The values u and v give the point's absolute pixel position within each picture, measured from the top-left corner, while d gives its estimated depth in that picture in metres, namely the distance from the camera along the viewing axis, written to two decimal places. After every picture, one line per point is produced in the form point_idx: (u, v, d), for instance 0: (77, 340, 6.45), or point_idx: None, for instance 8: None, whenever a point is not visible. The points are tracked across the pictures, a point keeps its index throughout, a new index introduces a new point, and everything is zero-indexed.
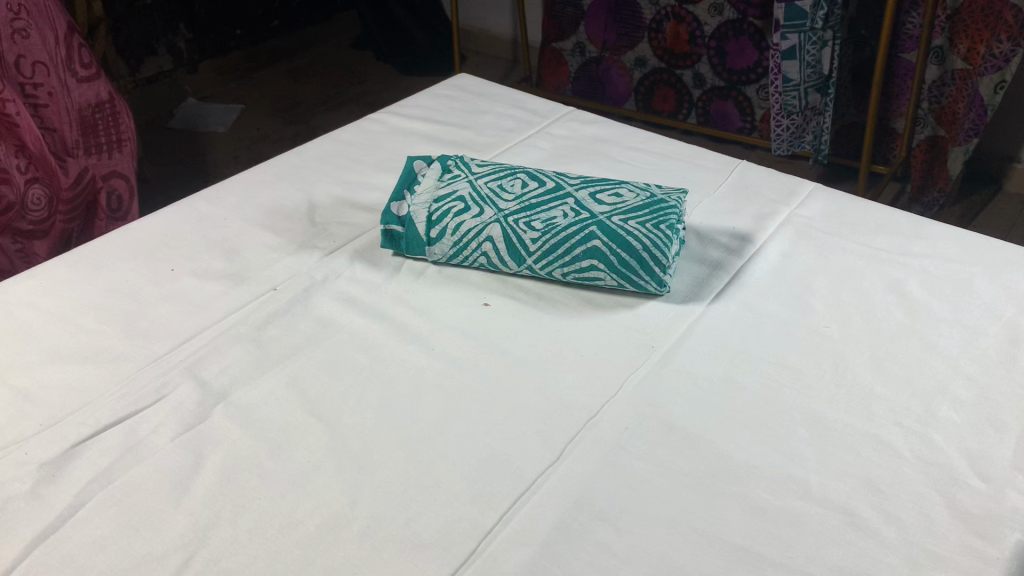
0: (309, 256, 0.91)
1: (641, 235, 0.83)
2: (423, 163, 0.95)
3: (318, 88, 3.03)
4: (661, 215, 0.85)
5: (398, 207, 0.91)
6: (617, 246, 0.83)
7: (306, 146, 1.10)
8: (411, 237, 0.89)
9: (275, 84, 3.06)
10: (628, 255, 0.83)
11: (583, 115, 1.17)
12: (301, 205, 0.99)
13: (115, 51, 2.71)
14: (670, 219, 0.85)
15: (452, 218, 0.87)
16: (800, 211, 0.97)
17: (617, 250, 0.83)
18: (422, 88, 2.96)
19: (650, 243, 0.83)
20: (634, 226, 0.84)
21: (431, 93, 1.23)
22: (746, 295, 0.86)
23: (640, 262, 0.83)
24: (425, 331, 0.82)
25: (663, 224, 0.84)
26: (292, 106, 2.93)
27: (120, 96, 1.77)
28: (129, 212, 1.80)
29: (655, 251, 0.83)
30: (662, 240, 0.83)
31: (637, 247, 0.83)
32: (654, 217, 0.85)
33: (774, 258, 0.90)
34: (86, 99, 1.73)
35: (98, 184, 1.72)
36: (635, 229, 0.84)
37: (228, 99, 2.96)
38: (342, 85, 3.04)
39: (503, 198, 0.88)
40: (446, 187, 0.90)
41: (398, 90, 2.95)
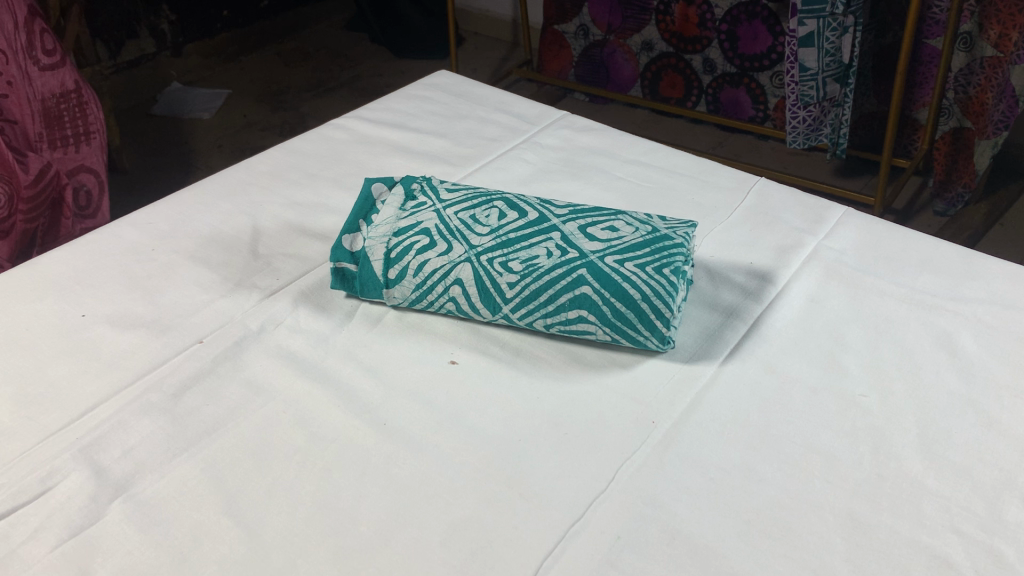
0: (246, 298, 0.77)
1: (640, 281, 0.69)
2: (384, 184, 0.81)
3: (307, 72, 2.88)
4: (666, 255, 0.71)
5: (350, 240, 0.76)
6: (611, 294, 0.69)
7: (257, 158, 0.96)
8: (365, 277, 0.75)
9: (262, 68, 2.91)
10: (624, 306, 0.69)
11: (577, 121, 1.03)
12: (243, 233, 0.85)
13: (91, 34, 2.56)
14: (676, 260, 0.70)
15: (414, 257, 0.73)
16: (828, 242, 0.83)
17: (611, 299, 0.69)
18: (417, 72, 2.80)
19: (651, 291, 0.68)
20: (631, 269, 0.69)
21: (404, 94, 1.09)
22: (765, 353, 0.71)
23: (638, 314, 0.69)
24: (375, 400, 0.67)
25: (667, 266, 0.70)
26: (279, 91, 2.77)
27: (86, 85, 1.63)
28: (100, 211, 1.65)
29: (657, 300, 0.68)
30: (666, 287, 0.69)
31: (636, 295, 0.68)
32: (656, 257, 0.70)
33: (798, 304, 0.76)
34: (50, 89, 1.58)
35: (62, 181, 1.57)
36: (633, 274, 0.69)
37: (212, 85, 2.81)
38: (332, 69, 2.88)
39: (475, 231, 0.74)
40: (409, 218, 0.76)
41: (392, 75, 2.80)
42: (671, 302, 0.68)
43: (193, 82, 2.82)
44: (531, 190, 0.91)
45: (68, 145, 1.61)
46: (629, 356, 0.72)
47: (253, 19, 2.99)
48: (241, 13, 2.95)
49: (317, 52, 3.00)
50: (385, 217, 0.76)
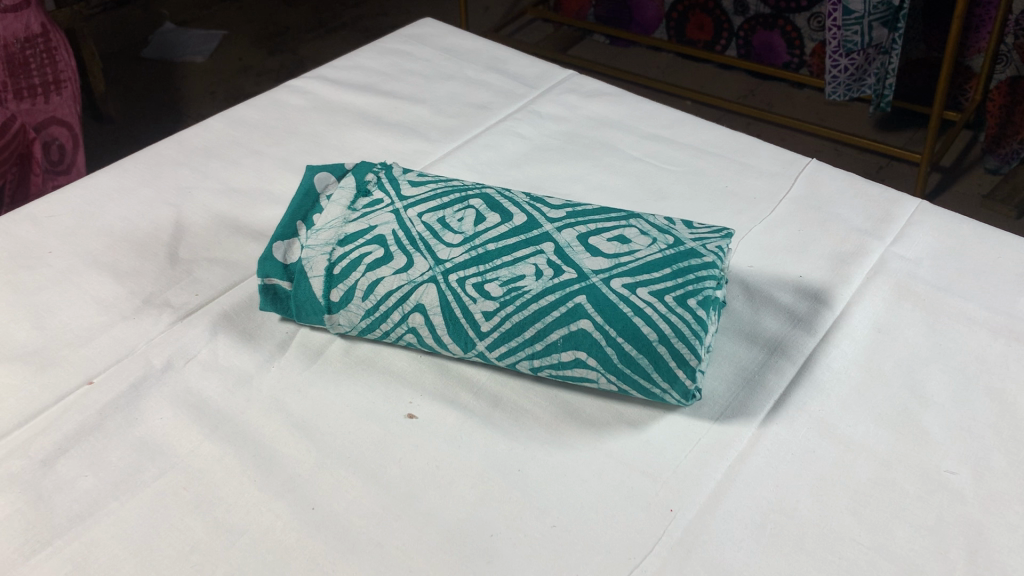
0: (154, 323, 0.60)
1: (658, 315, 0.52)
2: (331, 174, 0.64)
3: (308, 10, 2.66)
4: (692, 279, 0.54)
5: (284, 249, 0.59)
6: (619, 333, 0.52)
7: (193, 131, 0.78)
8: (303, 297, 0.58)
9: (260, 6, 2.69)
10: (636, 349, 0.52)
11: (585, 84, 0.84)
12: (164, 230, 0.68)
13: None
14: (705, 287, 0.53)
15: (362, 274, 0.56)
16: (897, 248, 0.65)
17: (619, 341, 0.52)
18: (425, 11, 2.59)
19: (673, 331, 0.51)
20: (648, 299, 0.52)
21: (378, 48, 0.90)
22: (819, 408, 0.54)
23: (654, 360, 0.52)
24: (305, 471, 0.51)
25: (694, 295, 0.53)
26: (278, 32, 2.57)
27: (54, 25, 1.31)
28: (74, 165, 1.32)
29: (680, 343, 0.51)
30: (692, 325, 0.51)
31: (651, 336, 0.52)
32: (679, 283, 0.53)
33: (861, 337, 0.59)
34: (13, 33, 1.26)
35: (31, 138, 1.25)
36: (647, 304, 0.52)
37: (206, 26, 2.60)
38: (335, 8, 2.67)
39: (444, 241, 0.57)
40: (360, 222, 0.59)
41: (398, 15, 2.59)
42: (698, 345, 0.52)
43: (187, 21, 2.62)
44: (526, 174, 0.74)
45: (31, 96, 1.28)
46: (640, 409, 0.55)
47: None
48: None
49: None
50: (329, 220, 0.59)
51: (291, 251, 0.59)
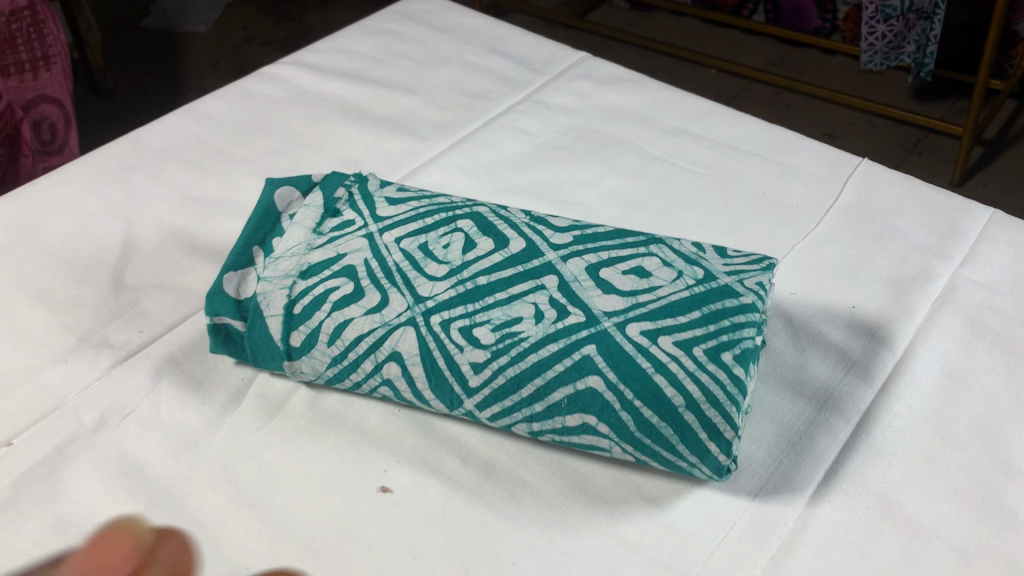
0: (90, 367, 0.51)
1: (684, 374, 0.42)
2: (295, 190, 0.54)
3: None
4: (727, 327, 0.44)
5: (236, 282, 0.50)
6: (637, 396, 0.42)
7: (152, 130, 0.69)
8: (258, 340, 0.48)
9: None
10: (658, 416, 0.42)
11: (600, 68, 0.74)
12: (109, 251, 0.59)
13: None
14: (744, 337, 0.43)
15: (327, 315, 0.47)
16: (967, 271, 0.55)
17: (637, 406, 0.42)
18: None
19: (702, 395, 0.42)
20: (672, 353, 0.43)
21: (365, 28, 0.80)
22: (881, 481, 0.45)
23: (678, 430, 0.42)
24: (255, 563, 0.42)
25: (729, 348, 0.43)
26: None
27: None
28: (67, 144, 1.13)
29: (712, 408, 0.42)
30: (727, 386, 0.42)
31: (677, 401, 0.42)
32: (711, 331, 0.43)
33: (928, 386, 0.49)
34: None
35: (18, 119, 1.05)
36: (672, 359, 0.42)
37: None
38: None
39: (426, 273, 0.47)
40: (324, 250, 0.49)
41: None
42: (733, 411, 0.42)
43: None
44: (532, 178, 0.64)
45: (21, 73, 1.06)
46: (660, 479, 0.45)
47: None
48: None
49: None
50: (290, 247, 0.49)
51: (246, 285, 0.49)
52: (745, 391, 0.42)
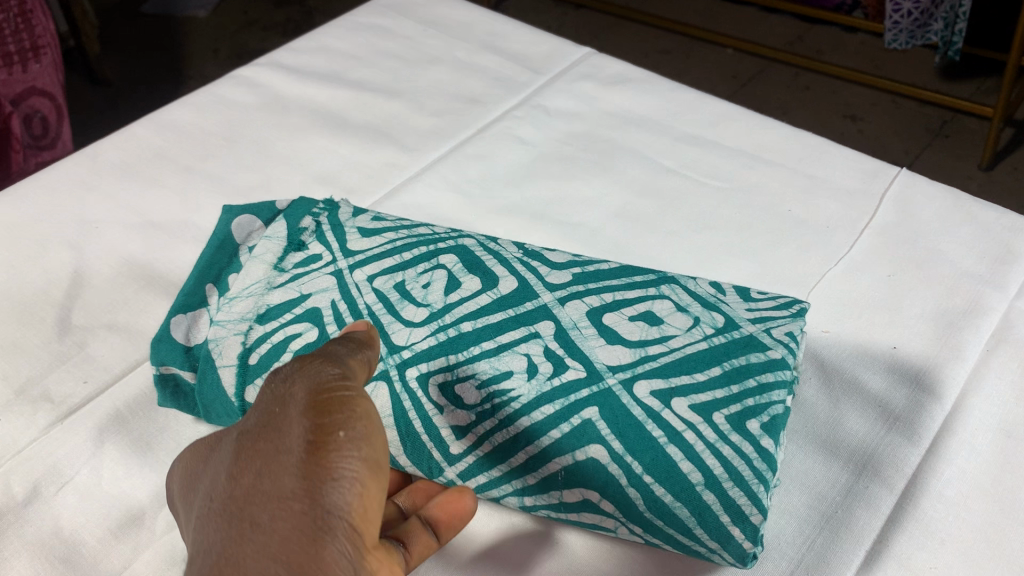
0: (26, 423, 0.45)
1: (704, 446, 0.36)
2: (256, 219, 0.48)
3: None
4: (752, 389, 0.37)
5: (186, 326, 0.45)
6: (648, 470, 0.36)
7: (112, 144, 0.62)
8: (209, 395, 0.43)
9: None
10: (672, 495, 0.35)
11: (605, 66, 0.67)
12: (57, 285, 0.53)
13: None
14: (774, 402, 0.37)
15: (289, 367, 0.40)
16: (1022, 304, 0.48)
17: (648, 482, 0.36)
18: None
19: (724, 470, 0.35)
20: (688, 419, 0.36)
21: (348, 23, 0.73)
22: (934, 566, 0.38)
23: (696, 512, 0.36)
24: None
25: (754, 415, 0.36)
26: None
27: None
28: (61, 139, 1.00)
29: (737, 487, 0.35)
30: (754, 461, 0.35)
31: (695, 478, 0.35)
32: (733, 394, 0.37)
33: (984, 446, 0.42)
34: None
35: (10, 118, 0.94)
36: (687, 428, 0.36)
37: None
38: None
39: (401, 318, 0.40)
40: (284, 289, 0.43)
41: None
42: (762, 489, 0.35)
43: None
44: (528, 194, 0.57)
45: (13, 62, 0.95)
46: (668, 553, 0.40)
47: None
48: None
49: None
50: (246, 287, 0.43)
51: (195, 330, 0.44)
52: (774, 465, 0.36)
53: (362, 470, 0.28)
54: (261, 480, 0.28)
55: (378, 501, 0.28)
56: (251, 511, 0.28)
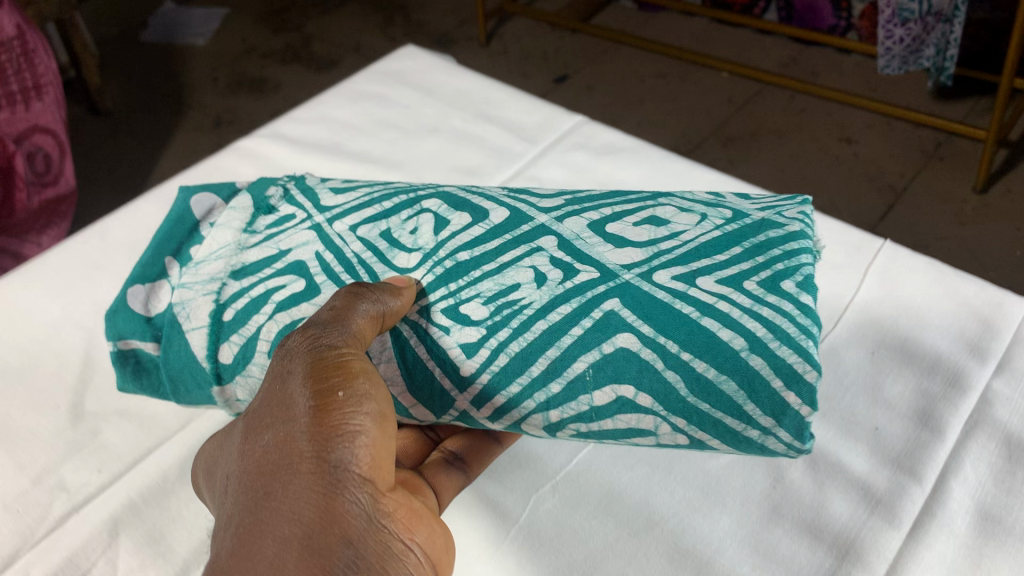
0: (43, 516, 0.47)
1: (753, 315, 0.38)
2: (216, 197, 0.54)
3: None
4: (777, 257, 0.40)
5: (146, 298, 0.51)
6: (685, 349, 0.38)
7: (117, 221, 0.65)
8: (174, 358, 0.48)
9: None
10: (716, 368, 0.37)
11: (598, 135, 0.69)
12: (69, 371, 0.55)
13: None
14: (803, 262, 0.40)
15: (268, 318, 0.45)
16: (999, 387, 0.50)
17: (687, 360, 0.38)
18: None
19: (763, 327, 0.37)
20: (718, 292, 0.39)
21: (348, 92, 0.76)
22: None
23: (746, 383, 0.37)
24: None
25: (780, 276, 0.39)
26: None
27: (32, 24, 1.05)
28: (62, 175, 1.09)
29: (781, 343, 0.37)
30: (794, 316, 0.38)
31: (738, 344, 0.37)
32: (761, 262, 0.40)
33: (963, 529, 0.44)
34: None
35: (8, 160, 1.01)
36: (718, 297, 0.39)
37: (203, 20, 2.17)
38: None
39: (396, 267, 0.46)
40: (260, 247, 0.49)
41: None
42: (810, 345, 0.37)
43: None
44: None
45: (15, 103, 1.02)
46: None
47: None
48: None
49: None
50: (213, 251, 0.50)
51: (153, 300, 0.51)
52: (802, 309, 0.38)
53: (367, 426, 0.36)
54: (272, 448, 0.37)
55: (385, 448, 0.36)
56: (276, 475, 0.36)
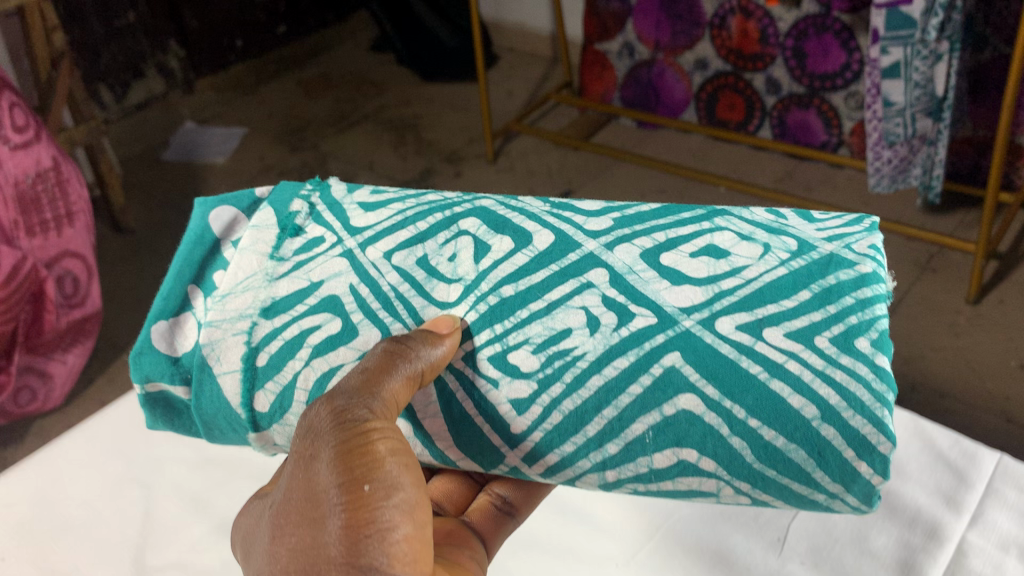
0: None
1: (832, 380, 0.61)
2: (234, 215, 0.81)
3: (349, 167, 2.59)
4: (842, 309, 0.63)
5: (171, 342, 0.77)
6: (754, 404, 0.61)
7: None
8: (208, 392, 0.75)
9: (301, 164, 2.62)
10: (787, 435, 0.61)
11: None
12: None
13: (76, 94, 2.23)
14: (877, 322, 0.62)
15: (307, 364, 0.72)
16: (912, 493, 0.86)
17: (751, 420, 0.62)
18: (468, 152, 2.61)
19: (839, 400, 0.60)
20: (793, 350, 0.62)
21: None
22: None
23: (818, 449, 0.61)
24: None
25: (853, 334, 0.62)
26: None
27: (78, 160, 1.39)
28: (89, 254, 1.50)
29: (856, 414, 0.60)
30: (864, 381, 0.60)
31: (810, 412, 0.61)
32: (833, 315, 0.63)
33: None
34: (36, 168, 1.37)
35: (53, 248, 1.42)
36: (789, 356, 0.62)
37: (267, 168, 2.61)
38: (377, 162, 2.60)
39: (482, 353, 0.68)
40: (290, 278, 0.75)
41: (439, 161, 2.58)
42: (880, 413, 0.60)
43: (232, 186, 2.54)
44: None
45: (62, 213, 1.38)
46: None
47: (299, 133, 2.79)
48: (289, 137, 2.78)
49: (348, 147, 2.70)
50: (240, 292, 0.74)
51: (177, 339, 0.77)
52: (875, 372, 0.60)
53: (394, 522, 0.58)
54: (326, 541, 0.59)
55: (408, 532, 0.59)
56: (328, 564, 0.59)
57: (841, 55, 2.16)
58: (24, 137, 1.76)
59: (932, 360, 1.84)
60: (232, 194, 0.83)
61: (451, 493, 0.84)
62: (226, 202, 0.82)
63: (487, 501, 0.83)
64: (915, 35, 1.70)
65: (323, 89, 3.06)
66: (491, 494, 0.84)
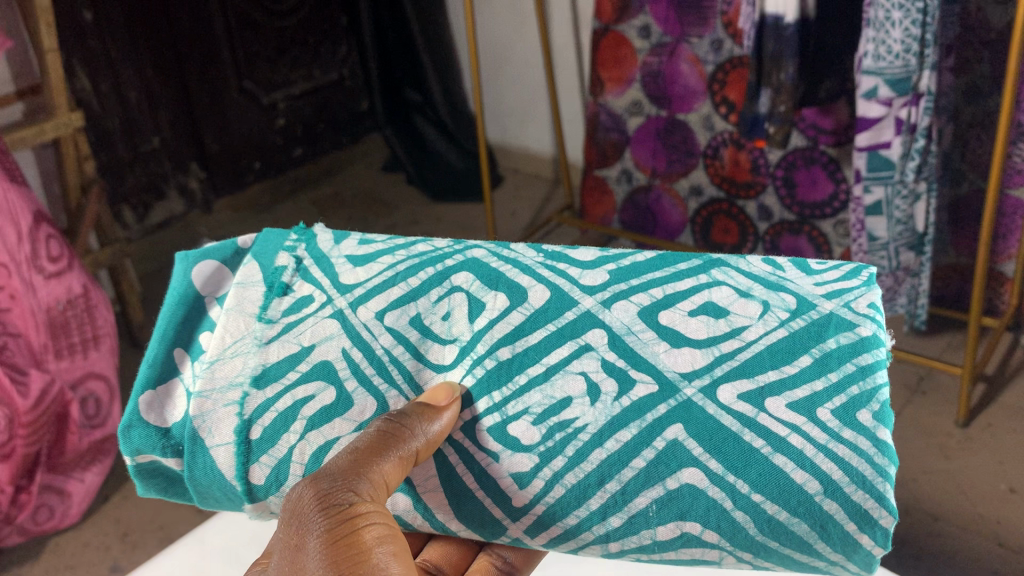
0: None
1: (836, 454, 0.69)
2: (218, 270, 0.89)
3: None
4: (843, 377, 0.71)
5: (161, 412, 0.82)
6: (756, 479, 0.70)
7: None
8: (202, 462, 0.80)
9: None
10: (790, 510, 0.70)
11: None
12: None
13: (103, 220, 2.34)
14: (878, 395, 0.70)
15: (302, 439, 0.79)
16: None
17: (752, 494, 0.70)
18: None
19: (841, 475, 0.68)
20: (796, 425, 0.70)
21: None
22: None
23: (821, 522, 0.69)
24: None
25: (854, 407, 0.70)
26: None
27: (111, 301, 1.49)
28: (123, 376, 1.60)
29: (858, 489, 0.68)
30: (863, 453, 0.68)
31: (813, 487, 0.69)
32: (833, 386, 0.71)
33: None
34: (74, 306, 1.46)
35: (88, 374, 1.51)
36: (791, 431, 0.70)
37: None
38: None
39: (488, 424, 0.77)
40: (281, 340, 0.82)
41: None
42: (880, 484, 0.68)
43: None
44: None
45: None
46: None
47: None
48: None
49: None
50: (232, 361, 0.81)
51: (168, 412, 0.82)
52: (877, 446, 0.68)
53: None
54: None
55: None
56: None
57: (829, 185, 2.28)
58: (58, 266, 1.86)
59: (924, 483, 1.91)
60: (214, 246, 0.90)
61: (450, 555, 0.92)
62: (209, 257, 0.89)
63: (488, 562, 0.92)
64: (894, 176, 1.83)
65: (336, 209, 3.20)
66: (492, 555, 0.92)
